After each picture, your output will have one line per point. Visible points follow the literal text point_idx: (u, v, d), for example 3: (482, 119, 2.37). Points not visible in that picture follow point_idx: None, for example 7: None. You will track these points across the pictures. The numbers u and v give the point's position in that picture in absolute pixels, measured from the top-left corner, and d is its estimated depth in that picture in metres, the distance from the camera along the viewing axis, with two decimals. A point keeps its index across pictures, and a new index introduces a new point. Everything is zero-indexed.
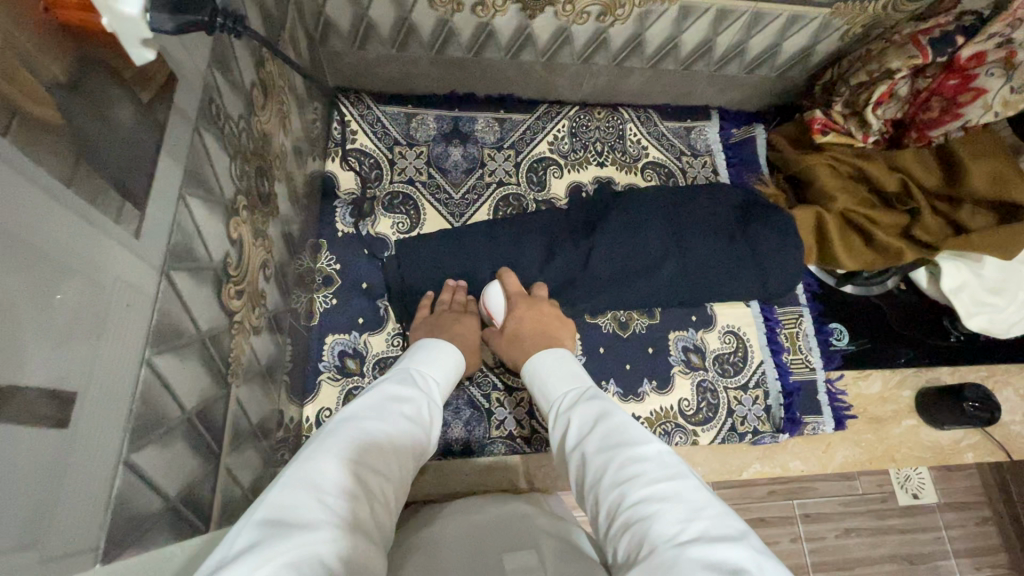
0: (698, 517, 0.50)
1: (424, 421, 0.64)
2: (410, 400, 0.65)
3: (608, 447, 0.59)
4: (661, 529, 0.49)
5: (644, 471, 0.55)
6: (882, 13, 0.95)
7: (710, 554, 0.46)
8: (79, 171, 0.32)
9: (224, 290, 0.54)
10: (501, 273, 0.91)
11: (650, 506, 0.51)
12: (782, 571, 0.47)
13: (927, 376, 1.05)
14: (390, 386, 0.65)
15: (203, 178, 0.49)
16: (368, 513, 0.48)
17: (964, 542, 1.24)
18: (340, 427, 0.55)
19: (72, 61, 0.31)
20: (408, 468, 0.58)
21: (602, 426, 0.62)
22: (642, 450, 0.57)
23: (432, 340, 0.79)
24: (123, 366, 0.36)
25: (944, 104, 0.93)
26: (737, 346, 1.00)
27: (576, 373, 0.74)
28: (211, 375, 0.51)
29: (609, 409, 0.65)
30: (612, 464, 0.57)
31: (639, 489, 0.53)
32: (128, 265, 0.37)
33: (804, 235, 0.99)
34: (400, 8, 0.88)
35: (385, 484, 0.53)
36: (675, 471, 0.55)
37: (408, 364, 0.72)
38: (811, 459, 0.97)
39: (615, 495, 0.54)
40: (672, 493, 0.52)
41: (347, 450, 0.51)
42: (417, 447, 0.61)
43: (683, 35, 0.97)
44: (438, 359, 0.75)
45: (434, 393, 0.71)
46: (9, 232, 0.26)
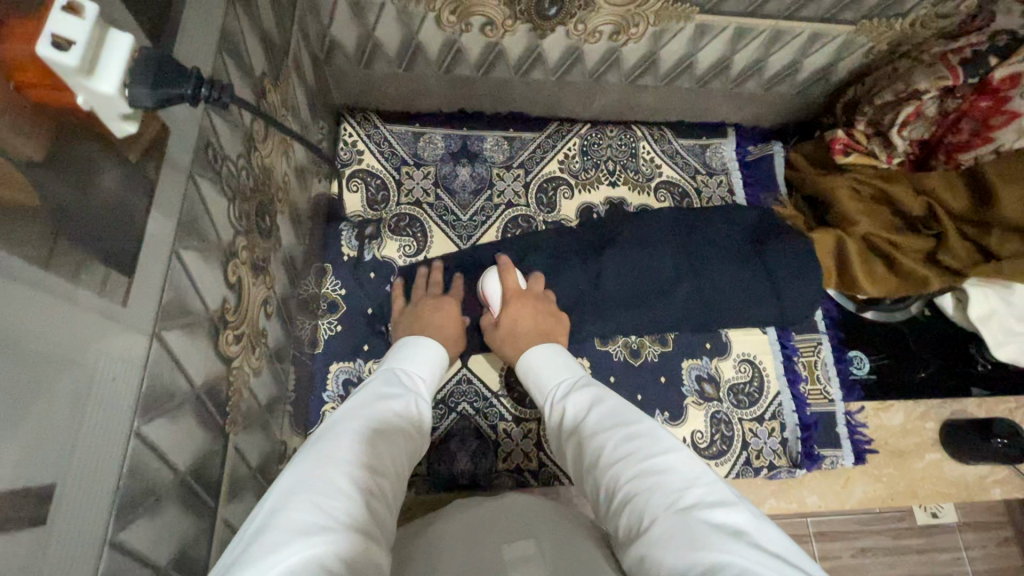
0: (695, 486, 0.50)
1: (415, 417, 0.62)
2: (398, 395, 0.63)
3: (603, 429, 0.58)
4: (659, 500, 0.49)
5: (638, 447, 0.54)
6: (908, 31, 0.90)
7: (709, 520, 0.46)
8: (59, 250, 0.30)
9: (221, 338, 0.52)
10: (500, 262, 0.88)
11: (647, 481, 0.51)
12: (780, 532, 0.48)
13: (952, 408, 1.00)
14: (376, 385, 0.63)
15: (199, 228, 0.47)
16: (366, 503, 0.47)
17: (985, 562, 1.18)
18: (328, 430, 0.54)
19: (45, 136, 0.29)
20: (405, 465, 0.57)
21: (596, 409, 0.61)
22: (636, 427, 0.57)
23: (413, 337, 0.76)
24: (105, 442, 0.34)
25: (974, 127, 0.88)
26: (753, 375, 0.97)
27: (569, 361, 0.73)
28: (208, 430, 0.49)
29: (603, 393, 0.64)
30: (608, 445, 0.56)
31: (635, 465, 0.53)
32: (111, 335, 0.35)
33: (822, 260, 0.95)
34: (407, 28, 0.86)
35: (381, 477, 0.51)
36: (669, 444, 0.55)
37: (393, 364, 0.70)
38: (829, 495, 0.94)
39: (613, 474, 0.54)
40: (668, 464, 0.52)
41: (337, 447, 0.50)
42: (412, 441, 0.60)
43: (700, 53, 0.94)
44: (423, 354, 0.72)
45: (423, 390, 0.69)
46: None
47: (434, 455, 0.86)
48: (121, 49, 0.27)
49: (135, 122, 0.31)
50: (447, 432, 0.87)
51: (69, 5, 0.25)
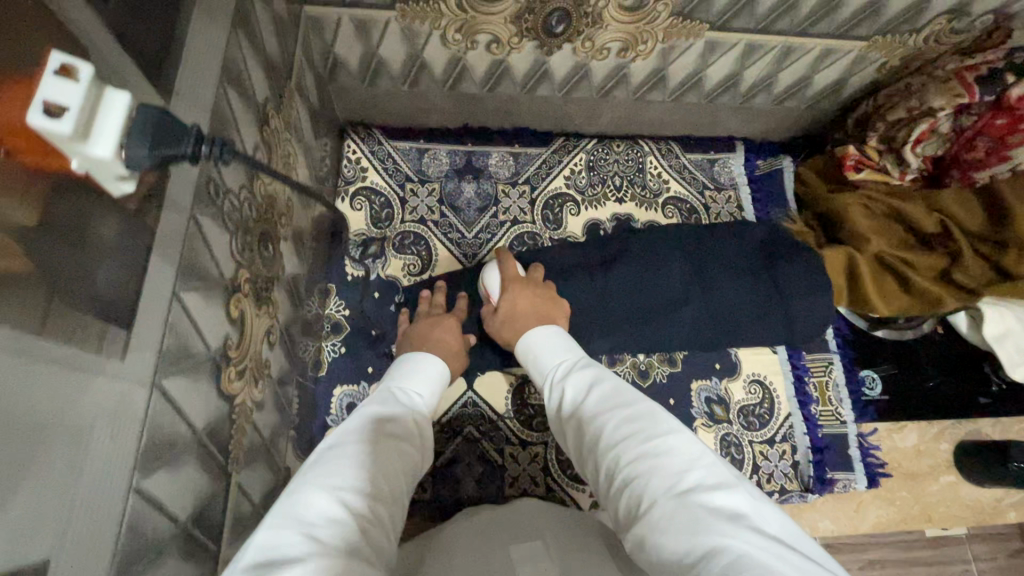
0: (695, 468, 0.48)
1: (415, 437, 0.60)
2: (396, 417, 0.61)
3: (602, 411, 0.56)
4: (657, 483, 0.48)
5: (637, 429, 0.53)
6: (922, 47, 0.89)
7: (708, 504, 0.45)
8: (52, 312, 0.29)
9: (224, 377, 0.51)
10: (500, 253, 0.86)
11: (646, 464, 0.49)
12: (782, 512, 0.46)
13: (966, 428, 0.99)
14: (372, 407, 0.61)
15: (201, 268, 0.46)
16: (364, 533, 0.46)
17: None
18: (323, 455, 0.52)
19: (38, 200, 0.28)
20: (403, 487, 0.55)
21: (596, 390, 0.59)
22: (635, 408, 0.55)
23: (416, 354, 0.74)
24: (104, 505, 0.33)
25: (990, 145, 0.86)
26: (764, 396, 0.95)
27: (569, 344, 0.70)
28: (210, 473, 0.48)
29: (603, 374, 0.62)
30: (607, 427, 0.55)
31: (633, 448, 0.51)
32: (108, 394, 0.33)
33: (832, 277, 0.93)
34: (412, 47, 0.84)
35: (378, 503, 0.50)
36: (669, 425, 0.53)
37: (390, 383, 0.68)
38: (841, 518, 0.92)
39: (612, 457, 0.52)
40: (667, 445, 0.50)
41: (335, 474, 0.49)
42: (411, 464, 0.58)
43: (709, 69, 0.92)
44: (423, 372, 0.70)
45: (422, 407, 0.66)
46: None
47: (440, 479, 0.85)
48: (117, 109, 0.25)
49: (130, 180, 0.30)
50: (453, 456, 0.86)
51: (63, 68, 0.24)
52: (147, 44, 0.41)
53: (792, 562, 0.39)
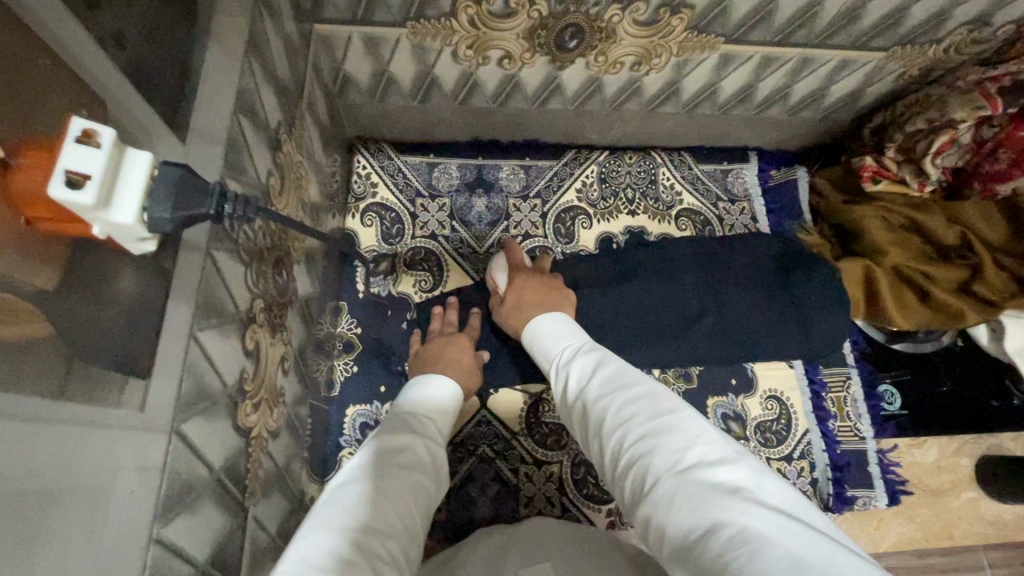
0: (698, 444, 0.47)
1: (427, 467, 0.59)
2: (407, 447, 0.59)
3: (604, 392, 0.55)
4: (660, 462, 0.46)
5: (639, 409, 0.51)
6: (942, 56, 0.87)
7: (712, 479, 0.43)
8: (71, 373, 0.28)
9: (240, 411, 0.50)
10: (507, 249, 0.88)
11: (649, 443, 0.48)
12: (789, 487, 0.44)
13: (987, 442, 0.97)
14: (379, 439, 0.60)
15: (217, 304, 0.45)
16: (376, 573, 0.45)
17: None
18: (336, 496, 0.52)
19: (60, 261, 0.27)
20: (416, 518, 0.54)
21: (597, 371, 0.58)
22: (638, 389, 0.53)
23: (421, 376, 0.73)
24: (124, 561, 0.32)
25: (1012, 158, 0.85)
26: (781, 412, 0.94)
27: (573, 328, 0.69)
28: (227, 511, 0.47)
29: (605, 354, 0.60)
30: (609, 408, 0.53)
31: (636, 428, 0.50)
32: (128, 447, 0.33)
33: (850, 288, 0.91)
34: (423, 63, 0.83)
35: (387, 538, 0.49)
36: (672, 403, 0.51)
37: (402, 408, 0.67)
38: (862, 537, 0.91)
39: (615, 439, 0.51)
40: (670, 424, 0.49)
41: (343, 517, 0.48)
42: (424, 490, 0.57)
43: (723, 81, 0.91)
44: (435, 398, 0.69)
45: (434, 432, 0.65)
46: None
47: (456, 500, 0.84)
48: (140, 170, 0.25)
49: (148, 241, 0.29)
50: (467, 476, 0.85)
51: (83, 133, 0.23)
52: (163, 82, 0.40)
53: (800, 535, 0.38)
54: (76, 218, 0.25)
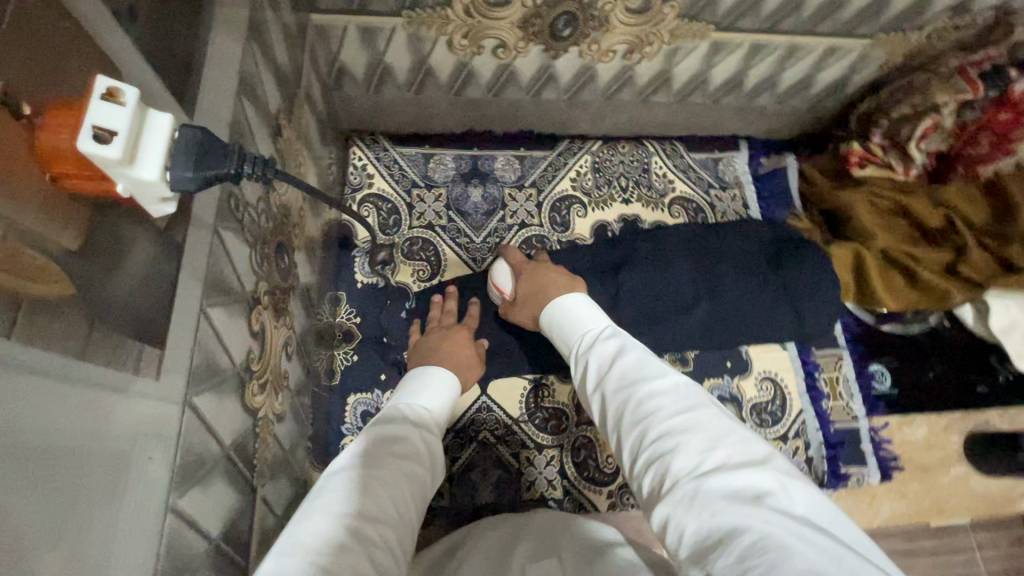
0: (721, 446, 0.47)
1: (425, 454, 0.59)
2: (404, 436, 0.58)
3: (626, 385, 0.55)
4: (680, 461, 0.47)
5: (662, 405, 0.52)
6: (924, 43, 0.90)
7: (734, 483, 0.44)
8: (93, 336, 0.29)
9: (247, 391, 0.51)
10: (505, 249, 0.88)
11: (671, 440, 0.48)
12: (812, 493, 0.45)
13: (975, 419, 1.00)
14: (377, 427, 0.59)
15: (224, 282, 0.45)
16: (371, 561, 0.45)
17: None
18: (336, 480, 0.51)
19: (83, 224, 0.28)
20: (413, 505, 0.54)
21: (618, 362, 0.58)
22: (660, 384, 0.54)
23: (421, 367, 0.73)
24: (144, 526, 0.33)
25: (994, 140, 0.88)
26: (775, 393, 0.96)
27: (594, 310, 0.68)
28: (237, 488, 0.48)
29: (626, 344, 0.60)
30: (631, 404, 0.54)
31: (657, 426, 0.50)
32: (147, 415, 0.33)
33: (840, 272, 0.94)
34: (418, 53, 0.84)
35: (383, 526, 0.49)
36: (695, 403, 0.51)
37: (402, 399, 0.66)
38: (856, 513, 0.93)
39: (635, 434, 0.51)
40: (693, 424, 0.49)
41: (343, 503, 0.49)
42: (422, 479, 0.56)
43: (713, 70, 0.93)
44: (432, 388, 0.69)
45: (430, 422, 0.65)
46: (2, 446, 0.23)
47: (458, 485, 0.85)
48: (160, 130, 0.26)
49: (171, 202, 0.30)
50: (469, 462, 0.86)
51: (108, 92, 0.24)
52: (170, 60, 0.40)
53: (819, 547, 0.38)
54: (101, 174, 0.26)
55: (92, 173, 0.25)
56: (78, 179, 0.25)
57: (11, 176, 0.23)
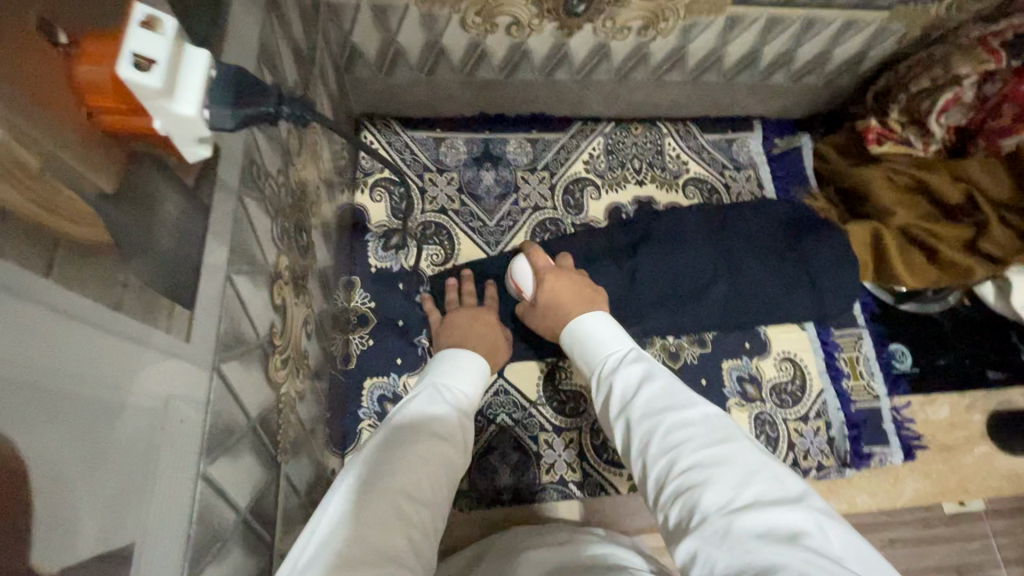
0: (755, 483, 0.46)
1: (461, 435, 0.57)
2: (441, 416, 0.57)
3: (652, 413, 0.54)
4: (712, 495, 0.45)
5: (692, 437, 0.50)
6: (944, 15, 0.88)
7: (769, 523, 0.43)
8: (126, 287, 0.28)
9: (271, 364, 0.50)
10: (527, 247, 0.84)
11: (702, 475, 0.47)
12: (843, 531, 0.44)
13: (998, 398, 0.98)
14: (414, 407, 0.57)
15: (248, 251, 0.44)
16: (409, 540, 0.45)
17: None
18: (375, 459, 0.49)
19: (116, 167, 0.28)
20: (450, 484, 0.52)
21: (645, 387, 0.57)
22: (688, 414, 0.53)
23: (452, 349, 0.70)
24: (178, 489, 0.32)
25: (1017, 112, 0.86)
26: (795, 374, 0.95)
27: (615, 329, 0.67)
28: (263, 462, 0.47)
29: (652, 370, 0.59)
30: (658, 431, 0.52)
31: (687, 458, 0.49)
32: (179, 376, 0.32)
33: (858, 251, 0.92)
34: (430, 31, 0.83)
35: (420, 506, 0.48)
36: (725, 435, 0.50)
37: (433, 378, 0.64)
38: (878, 493, 0.92)
39: (662, 464, 0.50)
40: (724, 457, 0.48)
41: (383, 478, 0.47)
42: (457, 459, 0.55)
43: (729, 46, 0.91)
44: (466, 369, 0.66)
45: (465, 405, 0.63)
46: (38, 386, 0.22)
47: (477, 469, 0.84)
48: (198, 66, 0.28)
49: (203, 143, 0.32)
50: (488, 446, 0.85)
51: (147, 22, 0.26)
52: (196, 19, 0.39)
53: None
54: (139, 109, 0.27)
55: (131, 106, 0.26)
56: (115, 113, 0.26)
57: (48, 106, 0.23)
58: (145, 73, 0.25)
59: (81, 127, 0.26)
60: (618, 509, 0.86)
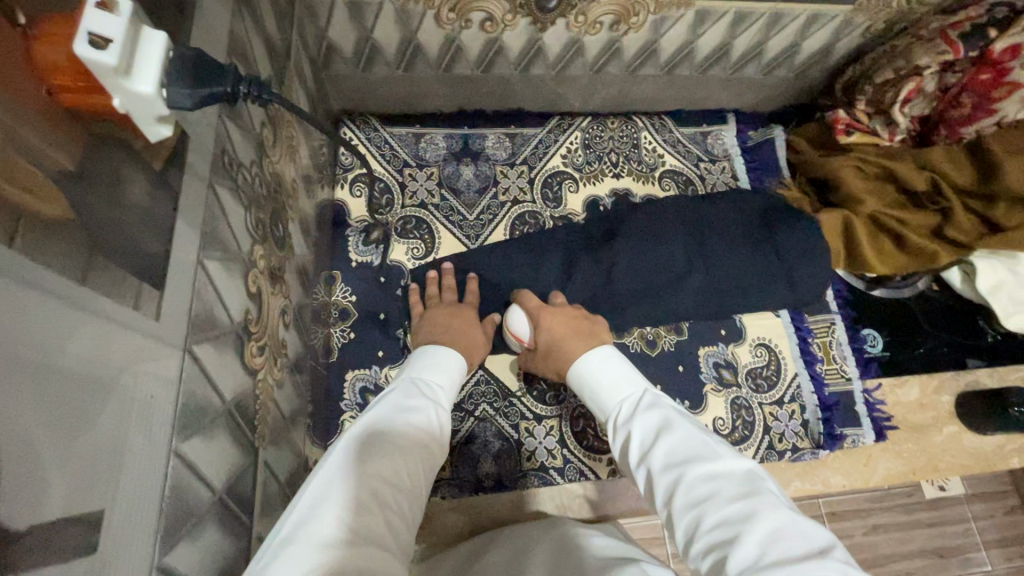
0: (784, 539, 0.45)
1: (438, 430, 0.58)
2: (418, 409, 0.58)
3: (675, 464, 0.54)
4: (739, 551, 0.44)
5: (717, 490, 0.50)
6: (905, 9, 0.91)
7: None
8: (93, 265, 0.29)
9: (247, 351, 0.51)
10: (519, 293, 0.85)
11: (728, 529, 0.46)
12: None
13: (965, 380, 1.01)
14: (393, 400, 0.58)
15: (220, 238, 0.45)
16: (388, 523, 0.45)
17: (993, 533, 1.07)
18: (359, 445, 0.50)
19: (76, 146, 0.29)
20: (427, 477, 0.53)
21: (666, 437, 0.57)
22: (712, 466, 0.53)
23: (429, 346, 0.71)
24: (149, 464, 0.33)
25: (976, 101, 0.88)
26: (770, 359, 0.97)
27: (631, 373, 0.68)
28: (238, 446, 0.48)
29: (672, 419, 0.59)
30: (682, 485, 0.52)
31: (713, 513, 0.48)
32: (149, 354, 0.33)
33: (829, 239, 0.94)
34: (406, 27, 0.84)
35: (399, 492, 0.48)
36: (750, 488, 0.50)
37: (412, 373, 0.65)
38: (852, 474, 0.94)
39: (688, 519, 0.50)
40: (750, 510, 0.47)
41: (366, 464, 0.48)
42: (434, 450, 0.56)
43: (700, 40, 0.94)
44: (444, 363, 0.68)
45: (443, 399, 0.64)
46: (5, 351, 0.23)
47: (459, 458, 0.85)
48: (154, 46, 0.29)
49: (167, 121, 0.34)
50: (469, 435, 0.86)
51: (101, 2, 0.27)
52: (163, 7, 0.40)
53: None
54: (97, 87, 0.28)
55: (89, 84, 0.28)
56: (76, 93, 0.28)
57: (8, 84, 0.25)
58: (104, 52, 0.27)
59: (42, 104, 0.27)
60: (599, 494, 0.87)
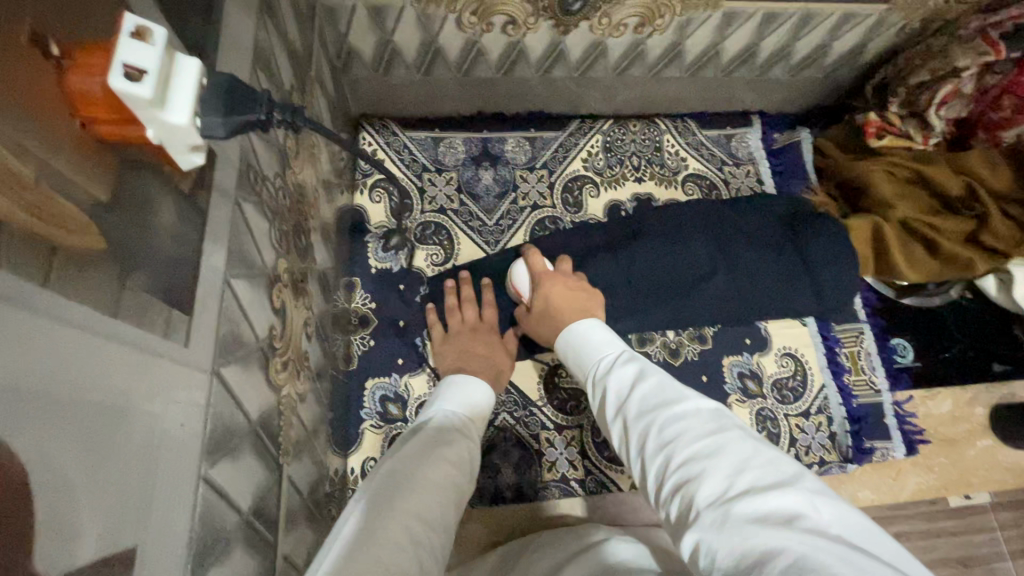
0: (751, 471, 0.44)
1: (468, 464, 0.57)
2: (450, 442, 0.56)
3: (646, 411, 0.53)
4: (708, 485, 0.43)
5: (687, 429, 0.49)
6: (943, 7, 0.87)
7: (766, 508, 0.40)
8: (123, 296, 0.28)
9: (271, 367, 0.50)
10: (526, 249, 0.83)
11: (696, 466, 0.45)
12: (849, 512, 0.41)
13: (1001, 392, 0.98)
14: (421, 434, 0.57)
15: (246, 254, 0.44)
16: (421, 564, 0.44)
17: None
18: (388, 481, 0.49)
19: (107, 175, 0.29)
20: (453, 513, 0.52)
21: (638, 387, 0.56)
22: (681, 407, 0.51)
23: (458, 374, 0.70)
24: (177, 492, 0.32)
25: (1017, 103, 0.86)
26: (796, 369, 0.95)
27: (609, 334, 0.67)
28: (263, 464, 0.47)
29: (645, 370, 0.58)
30: (653, 429, 0.51)
31: (681, 451, 0.47)
32: (178, 379, 0.33)
33: (858, 246, 0.91)
34: (427, 31, 0.83)
35: (431, 529, 0.47)
36: (718, 425, 0.49)
37: (440, 407, 0.64)
38: (881, 488, 0.92)
39: (659, 462, 0.48)
40: (717, 447, 0.46)
41: (397, 500, 0.47)
42: (464, 484, 0.54)
43: (726, 41, 0.91)
44: (471, 396, 0.67)
45: (473, 432, 0.62)
46: (39, 392, 0.22)
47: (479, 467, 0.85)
48: (188, 73, 0.29)
49: (199, 152, 0.33)
50: (489, 444, 0.85)
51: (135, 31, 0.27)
52: (189, 23, 0.39)
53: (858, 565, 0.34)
54: (131, 118, 0.28)
55: (123, 116, 0.27)
56: (108, 123, 0.27)
57: (43, 117, 0.25)
58: (138, 83, 0.26)
59: (74, 135, 0.27)
60: (621, 506, 0.86)
